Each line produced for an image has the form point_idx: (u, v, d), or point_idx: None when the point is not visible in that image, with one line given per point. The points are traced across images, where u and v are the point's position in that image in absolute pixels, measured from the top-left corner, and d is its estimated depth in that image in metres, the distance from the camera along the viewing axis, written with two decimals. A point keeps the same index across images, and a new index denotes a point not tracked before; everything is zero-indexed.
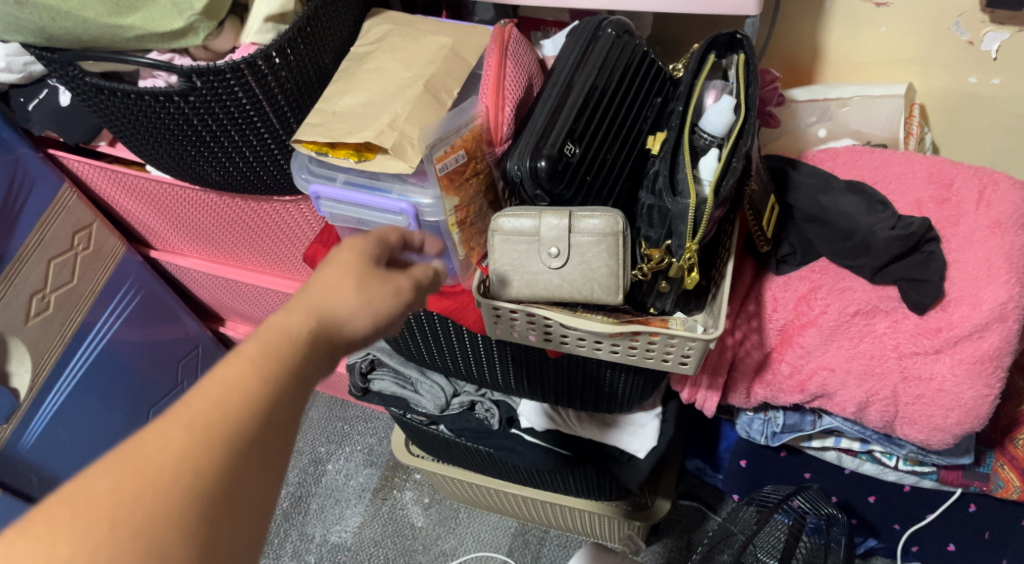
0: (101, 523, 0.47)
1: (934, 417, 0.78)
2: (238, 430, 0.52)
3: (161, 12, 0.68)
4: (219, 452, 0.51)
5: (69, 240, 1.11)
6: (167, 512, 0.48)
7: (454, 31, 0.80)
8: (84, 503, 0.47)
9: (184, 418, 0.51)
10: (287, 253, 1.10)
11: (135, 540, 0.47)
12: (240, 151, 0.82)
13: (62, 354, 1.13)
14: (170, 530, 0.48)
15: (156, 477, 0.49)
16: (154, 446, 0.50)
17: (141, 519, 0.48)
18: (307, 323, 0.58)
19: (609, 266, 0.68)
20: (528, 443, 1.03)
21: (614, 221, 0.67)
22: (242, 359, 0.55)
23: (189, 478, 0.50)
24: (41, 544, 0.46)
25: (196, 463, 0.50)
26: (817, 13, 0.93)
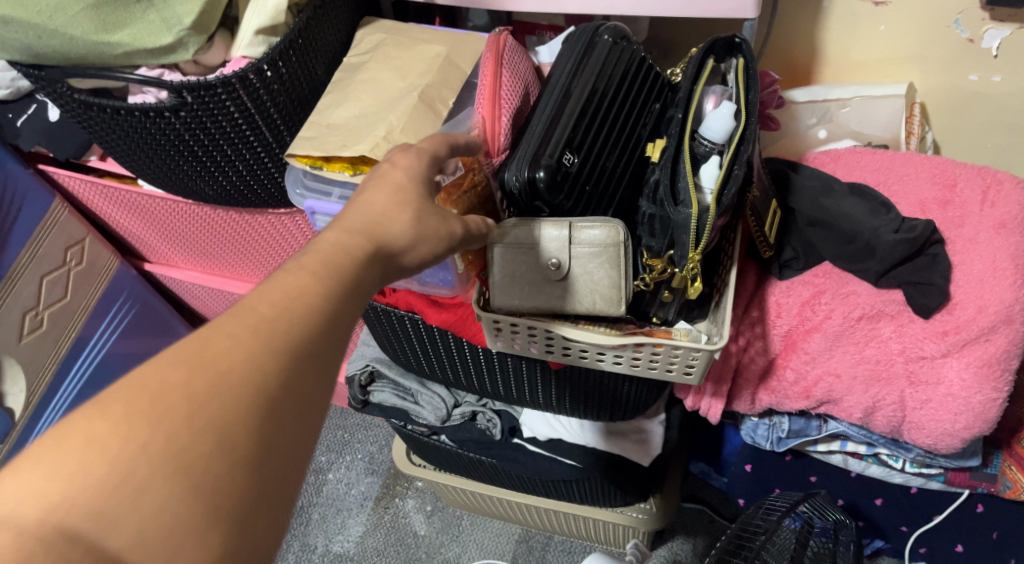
0: (167, 417, 0.43)
1: (942, 422, 0.77)
2: (300, 338, 0.48)
3: (150, 28, 0.67)
4: (280, 359, 0.47)
5: (62, 256, 1.09)
6: (231, 416, 0.44)
7: (448, 39, 0.79)
8: (152, 394, 0.44)
9: (245, 321, 0.47)
10: (283, 264, 1.09)
11: (202, 440, 0.43)
12: (233, 165, 0.81)
13: (56, 371, 1.12)
14: (235, 434, 0.44)
15: (223, 375, 0.45)
16: (220, 348, 0.46)
17: (208, 419, 0.44)
18: (362, 241, 0.54)
19: (611, 277, 0.67)
20: (531, 453, 1.02)
21: (615, 231, 0.66)
22: (299, 272, 0.50)
23: (253, 382, 0.46)
24: (109, 432, 0.42)
25: (260, 368, 0.46)
26: (815, 13, 0.92)
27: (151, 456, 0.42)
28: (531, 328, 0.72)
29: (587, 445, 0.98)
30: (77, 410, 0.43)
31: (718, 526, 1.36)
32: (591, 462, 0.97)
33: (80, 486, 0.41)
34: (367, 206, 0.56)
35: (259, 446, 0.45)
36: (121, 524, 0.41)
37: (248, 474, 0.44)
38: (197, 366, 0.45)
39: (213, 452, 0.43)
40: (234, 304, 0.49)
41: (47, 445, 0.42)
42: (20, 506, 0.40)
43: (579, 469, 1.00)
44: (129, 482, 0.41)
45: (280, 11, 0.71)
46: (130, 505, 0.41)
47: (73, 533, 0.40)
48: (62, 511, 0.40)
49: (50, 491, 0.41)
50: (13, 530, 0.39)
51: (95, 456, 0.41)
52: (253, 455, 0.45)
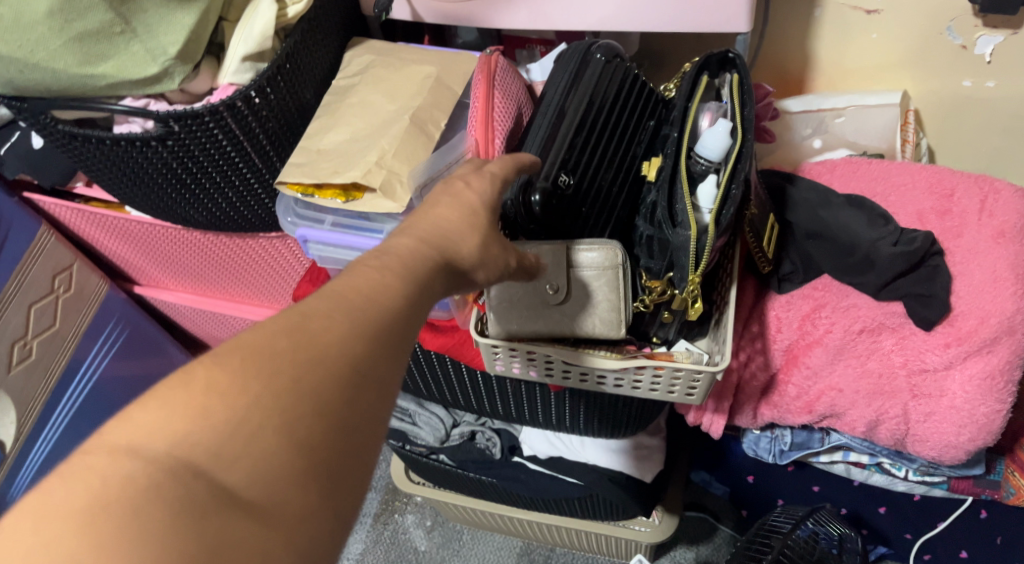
0: (279, 368, 0.40)
1: (946, 435, 0.76)
2: (400, 308, 0.45)
3: (134, 59, 0.65)
4: (382, 326, 0.44)
5: (50, 284, 1.08)
6: (336, 375, 0.41)
7: (438, 60, 0.78)
8: (266, 344, 0.41)
9: (345, 290, 0.44)
10: (275, 286, 1.07)
11: (309, 395, 0.40)
12: (223, 193, 0.79)
13: (47, 400, 1.10)
14: (341, 393, 0.41)
15: (330, 337, 0.42)
16: (324, 313, 0.43)
17: (315, 377, 0.41)
18: (433, 250, 0.50)
19: (611, 299, 0.67)
20: (531, 471, 1.01)
21: (614, 253, 0.66)
22: (383, 263, 0.46)
23: (362, 344, 0.43)
24: (227, 377, 0.39)
25: (365, 336, 0.43)
26: (807, 22, 0.92)
27: (263, 404, 0.39)
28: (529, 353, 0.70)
29: (587, 462, 0.98)
30: (196, 358, 0.41)
31: (720, 534, 1.35)
32: (590, 479, 0.97)
33: (197, 425, 0.38)
34: (433, 222, 0.51)
35: (360, 410, 0.42)
36: (237, 463, 0.38)
37: (350, 435, 0.41)
38: (303, 327, 0.42)
39: (319, 408, 0.40)
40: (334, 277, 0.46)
41: (171, 386, 0.39)
42: (142, 439, 0.38)
43: (580, 486, 0.99)
44: (241, 428, 0.38)
45: (266, 36, 0.70)
46: (242, 448, 0.38)
47: (193, 469, 0.37)
48: (184, 444, 0.38)
49: (173, 427, 0.38)
50: (142, 459, 0.37)
51: (211, 399, 0.39)
52: (356, 417, 0.41)
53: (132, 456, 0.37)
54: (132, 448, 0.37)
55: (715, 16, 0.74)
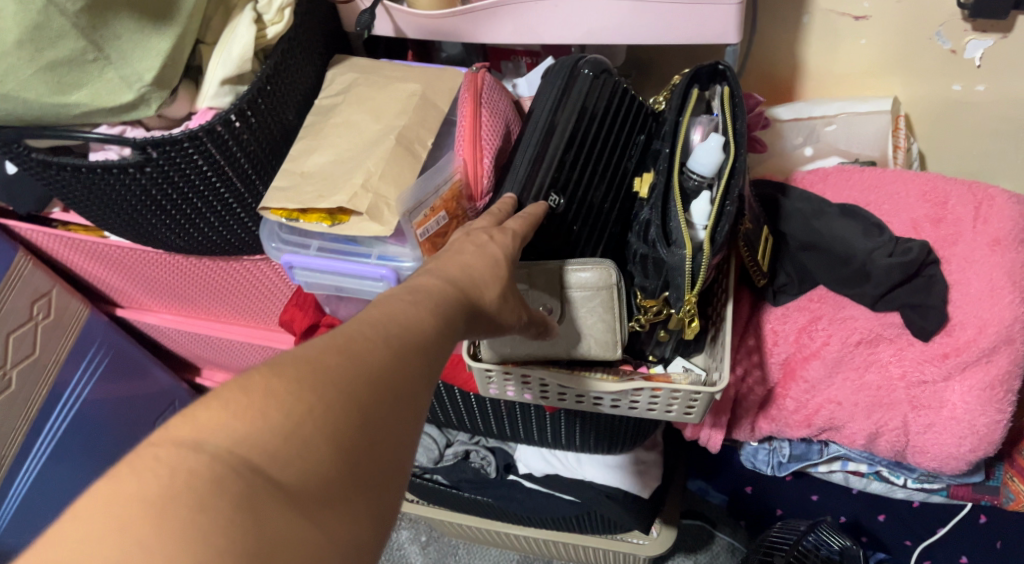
0: (339, 375, 0.38)
1: (947, 446, 0.75)
2: (444, 330, 0.44)
3: (109, 86, 0.63)
4: (429, 345, 0.42)
5: (28, 310, 1.05)
6: (388, 391, 0.39)
7: (423, 76, 0.76)
8: (325, 349, 0.38)
9: (395, 308, 0.42)
10: (261, 307, 1.05)
11: (364, 406, 0.38)
12: (204, 217, 0.77)
13: (29, 429, 1.08)
14: (392, 408, 0.39)
15: (384, 351, 0.40)
16: (377, 327, 0.41)
17: (371, 388, 0.38)
18: (460, 289, 0.47)
19: (605, 321, 0.66)
20: (527, 490, 1.00)
21: (607, 273, 0.64)
22: (419, 297, 0.44)
23: (413, 360, 0.41)
24: (288, 379, 0.37)
25: (415, 354, 0.41)
26: (795, 29, 0.91)
27: (320, 413, 0.36)
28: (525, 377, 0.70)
29: (583, 478, 0.97)
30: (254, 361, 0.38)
31: (719, 541, 1.33)
32: (587, 495, 0.95)
33: (257, 426, 0.35)
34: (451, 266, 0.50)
35: (407, 426, 0.40)
36: (295, 468, 0.35)
37: (397, 452, 0.39)
38: (360, 337, 0.40)
39: (372, 420, 0.38)
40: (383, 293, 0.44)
41: (229, 386, 0.37)
42: (201, 435, 0.35)
43: (579, 504, 0.97)
44: (301, 433, 0.36)
45: (245, 59, 0.68)
46: (301, 455, 0.35)
47: (256, 471, 0.34)
48: (245, 444, 0.35)
49: (235, 427, 0.35)
50: (206, 455, 0.34)
51: (274, 400, 0.36)
52: (404, 434, 0.39)
53: (195, 452, 0.34)
54: (194, 444, 0.34)
55: (705, 27, 0.73)
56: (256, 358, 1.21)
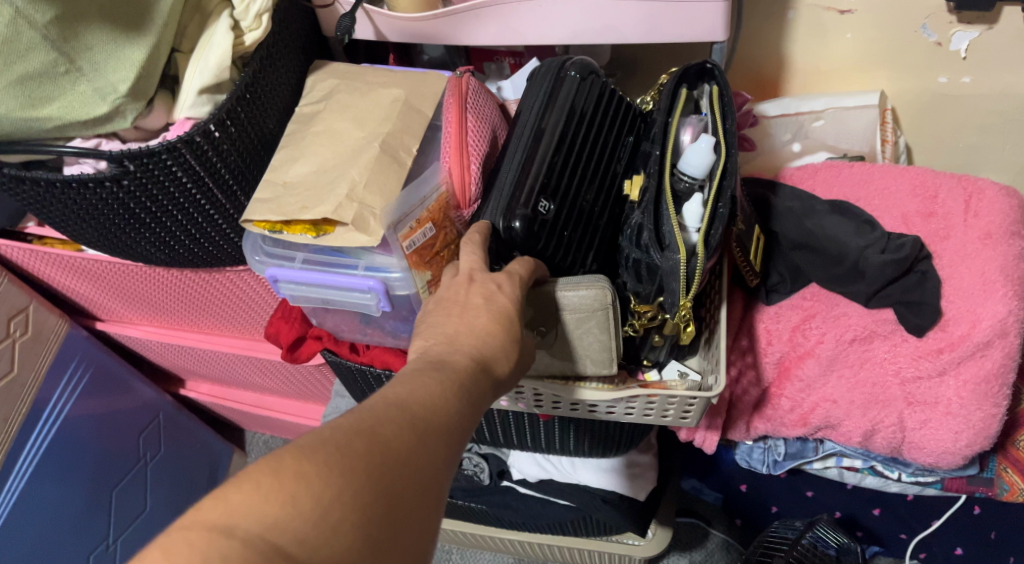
0: (362, 463, 0.43)
1: (943, 442, 0.75)
2: (455, 416, 0.49)
3: (82, 99, 0.61)
4: (441, 431, 0.48)
5: (6, 328, 1.02)
6: (405, 478, 0.44)
7: (406, 81, 0.74)
8: (349, 437, 0.44)
9: (410, 398, 0.48)
10: (246, 317, 1.03)
11: (383, 493, 0.43)
12: (185, 229, 0.75)
13: (10, 450, 1.05)
14: (409, 495, 0.44)
15: (401, 443, 0.45)
16: (394, 419, 0.46)
17: (390, 477, 0.43)
18: (477, 363, 0.53)
19: (602, 340, 0.65)
20: (521, 496, 0.99)
21: (602, 294, 0.62)
22: (437, 386, 0.49)
23: (426, 446, 0.46)
24: (313, 467, 0.41)
25: (429, 444, 0.46)
26: (781, 25, 0.90)
27: (347, 498, 0.41)
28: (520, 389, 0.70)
29: (578, 483, 0.95)
30: (282, 445, 0.43)
31: (712, 538, 1.32)
32: (583, 500, 0.94)
33: (286, 510, 0.40)
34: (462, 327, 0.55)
35: (422, 513, 0.45)
36: (318, 553, 0.39)
37: (414, 538, 0.44)
38: (379, 427, 0.45)
39: (390, 507, 0.43)
40: (398, 380, 0.50)
41: (261, 469, 0.41)
42: (234, 519, 0.39)
43: (574, 509, 0.97)
44: (326, 520, 0.40)
45: (224, 67, 0.66)
46: (325, 539, 0.40)
47: (282, 555, 0.39)
48: (275, 527, 0.39)
49: (265, 510, 0.40)
50: (238, 540, 0.39)
51: (301, 489, 0.41)
52: (420, 521, 0.44)
53: (227, 536, 0.39)
54: (227, 529, 0.39)
55: (691, 25, 0.72)
56: (242, 368, 1.19)
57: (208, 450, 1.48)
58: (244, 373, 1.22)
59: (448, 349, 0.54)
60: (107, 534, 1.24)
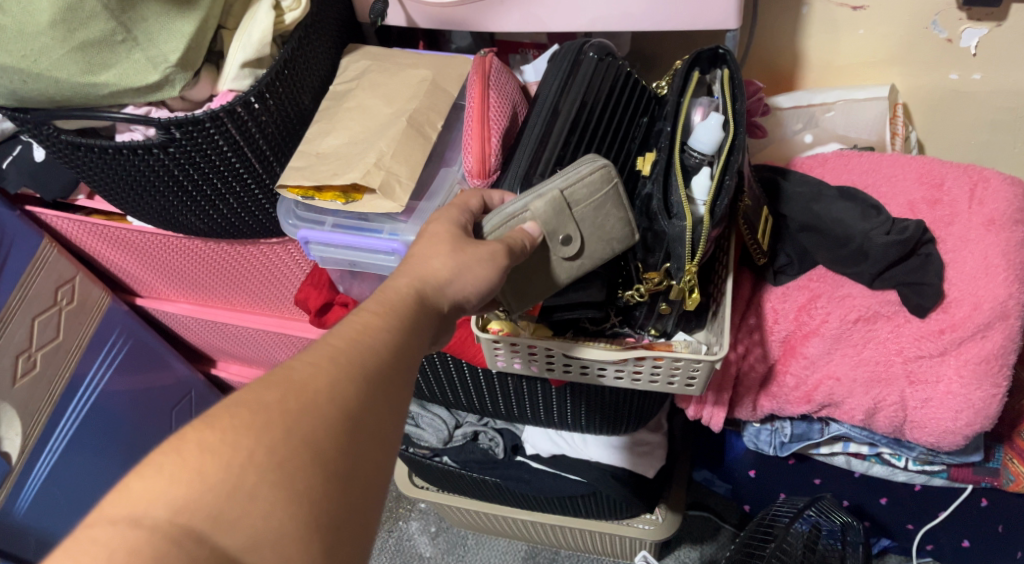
0: (272, 427, 0.46)
1: (943, 420, 0.77)
2: (385, 360, 0.52)
3: (135, 67, 0.67)
4: (371, 374, 0.51)
5: (52, 296, 1.09)
6: (326, 430, 0.47)
7: (434, 63, 0.79)
8: (256, 406, 0.47)
9: (339, 347, 0.51)
10: (276, 292, 1.08)
11: (300, 452, 0.46)
12: (224, 199, 0.80)
13: (51, 414, 1.12)
14: (334, 446, 0.47)
15: (314, 396, 0.48)
16: (303, 374, 0.49)
17: (304, 432, 0.47)
18: (417, 307, 0.56)
19: (621, 218, 0.65)
20: (534, 470, 1.02)
21: (608, 172, 0.64)
22: (347, 335, 0.52)
23: (346, 391, 0.49)
24: (219, 440, 0.45)
25: (347, 391, 0.49)
26: (795, 20, 0.93)
27: (256, 462, 0.45)
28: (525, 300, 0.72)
29: (590, 459, 0.98)
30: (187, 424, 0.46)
31: (724, 532, 1.33)
32: (594, 476, 0.97)
33: (192, 493, 0.44)
34: (454, 271, 0.58)
35: (352, 459, 0.48)
36: (238, 526, 0.44)
37: (346, 484, 0.47)
38: (292, 388, 0.48)
39: (311, 463, 0.46)
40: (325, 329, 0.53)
41: (163, 453, 0.45)
42: (139, 510, 0.43)
43: (584, 484, 1.00)
44: (242, 489, 0.44)
45: (265, 43, 0.71)
46: (245, 509, 0.44)
47: (195, 535, 0.43)
48: (184, 512, 0.43)
49: (172, 494, 0.43)
50: (145, 528, 0.42)
51: (210, 468, 0.44)
52: (352, 468, 0.48)
53: (135, 527, 0.42)
54: (136, 520, 0.42)
55: (705, 11, 0.75)
56: (271, 346, 1.23)
57: None
58: (273, 351, 1.26)
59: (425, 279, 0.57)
60: None
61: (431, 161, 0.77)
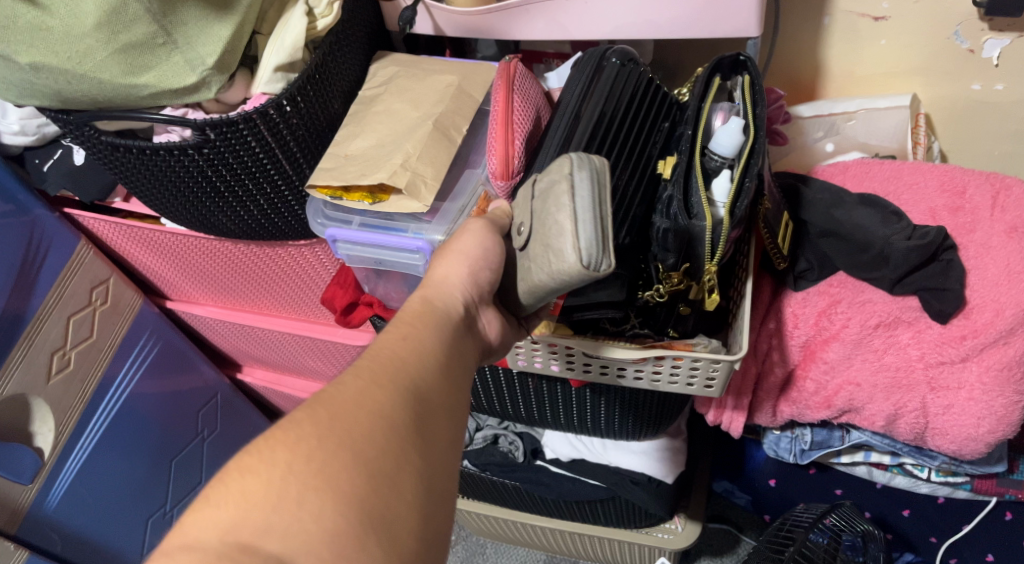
0: (308, 437, 0.48)
1: (966, 427, 0.77)
2: (421, 371, 0.54)
3: (174, 69, 0.70)
4: (415, 382, 0.53)
5: (88, 296, 1.13)
6: (363, 433, 0.49)
7: (460, 69, 0.81)
8: (299, 422, 0.49)
9: (373, 362, 0.53)
10: (302, 296, 1.11)
11: (341, 454, 0.48)
12: (255, 200, 0.83)
13: (83, 411, 1.14)
14: (372, 446, 0.49)
15: (345, 403, 0.50)
16: (335, 388, 0.52)
17: (341, 436, 0.49)
18: (446, 326, 0.58)
19: (557, 223, 0.57)
20: (554, 474, 1.03)
21: (561, 164, 0.58)
22: (377, 358, 0.54)
23: (385, 396, 0.51)
24: (257, 460, 0.48)
25: (378, 398, 0.51)
26: (817, 30, 0.94)
27: (297, 470, 0.47)
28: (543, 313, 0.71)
29: (609, 463, 0.99)
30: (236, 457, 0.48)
31: (744, 545, 1.32)
32: (613, 481, 0.98)
33: (237, 512, 0.46)
34: (472, 284, 0.61)
35: (395, 456, 0.49)
36: (286, 533, 0.45)
37: (395, 484, 0.48)
38: (320, 403, 0.50)
39: (355, 465, 0.48)
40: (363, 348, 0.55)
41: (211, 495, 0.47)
42: (195, 537, 0.45)
43: (603, 488, 1.01)
44: (288, 498, 0.46)
45: (297, 47, 0.74)
46: (293, 516, 0.46)
47: (250, 548, 0.45)
48: (232, 532, 0.45)
49: (221, 517, 0.46)
50: (197, 552, 0.44)
51: (254, 487, 0.46)
52: (397, 463, 0.49)
53: (190, 550, 0.44)
54: (190, 545, 0.45)
55: (725, 19, 0.76)
56: (296, 349, 1.25)
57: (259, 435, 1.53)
58: (297, 355, 1.28)
59: (443, 302, 0.60)
60: (165, 500, 1.30)
61: (457, 163, 0.79)
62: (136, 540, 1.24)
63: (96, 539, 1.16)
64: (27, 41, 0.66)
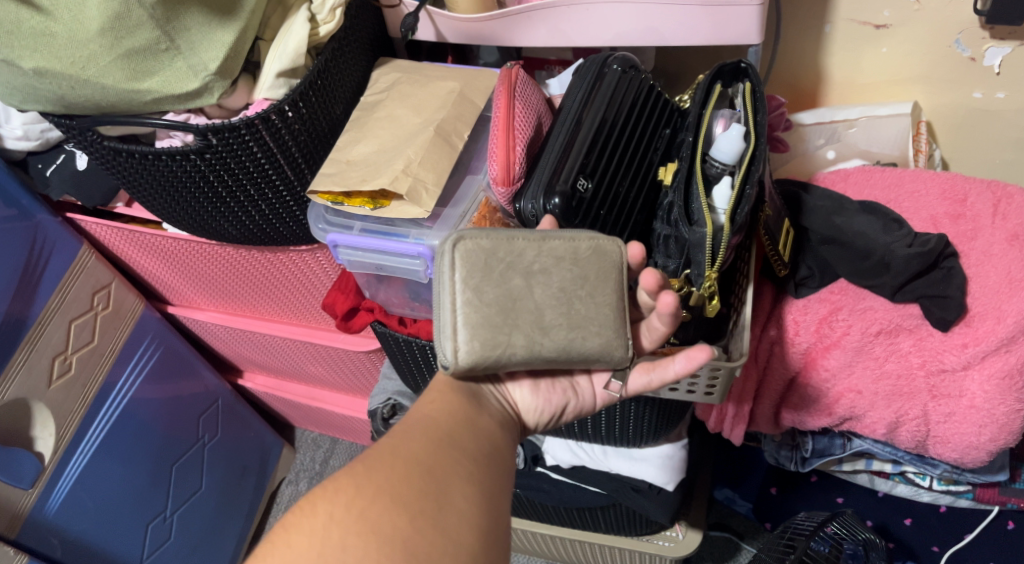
0: (350, 490, 0.55)
1: (967, 435, 0.78)
2: (452, 426, 0.62)
3: (178, 75, 0.70)
4: (446, 435, 0.61)
5: (90, 301, 1.13)
6: (402, 481, 0.56)
7: (462, 75, 0.81)
8: (344, 479, 0.56)
9: (409, 423, 0.61)
10: (303, 301, 1.11)
11: (382, 501, 0.54)
12: (257, 205, 0.83)
13: (84, 415, 1.14)
14: (409, 490, 0.55)
15: (384, 457, 0.57)
16: (375, 448, 0.59)
17: (382, 486, 0.55)
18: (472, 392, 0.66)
19: None
20: (555, 481, 1.04)
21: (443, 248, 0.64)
22: (412, 420, 0.62)
23: (421, 448, 0.59)
24: (306, 516, 0.54)
25: (413, 448, 0.58)
26: (818, 38, 0.94)
27: (344, 521, 0.53)
28: (610, 384, 0.70)
29: (609, 470, 0.99)
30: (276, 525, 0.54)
31: (744, 553, 1.31)
32: (613, 487, 0.99)
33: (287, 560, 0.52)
34: None
35: (434, 497, 0.55)
36: None
37: (437, 526, 0.54)
38: (359, 460, 0.57)
39: (396, 510, 0.54)
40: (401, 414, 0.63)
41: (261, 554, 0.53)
42: None
43: (604, 495, 1.02)
44: (332, 544, 0.52)
45: (300, 53, 0.75)
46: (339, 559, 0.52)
47: None
48: None
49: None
50: None
51: (302, 539, 0.53)
52: (437, 504, 0.55)
53: None
54: None
55: (726, 27, 0.77)
56: (297, 355, 1.25)
57: (260, 441, 1.53)
58: (298, 361, 1.28)
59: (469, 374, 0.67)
60: (165, 506, 1.29)
61: (458, 169, 0.80)
62: (137, 545, 1.23)
63: (95, 543, 1.16)
64: (30, 46, 0.67)
